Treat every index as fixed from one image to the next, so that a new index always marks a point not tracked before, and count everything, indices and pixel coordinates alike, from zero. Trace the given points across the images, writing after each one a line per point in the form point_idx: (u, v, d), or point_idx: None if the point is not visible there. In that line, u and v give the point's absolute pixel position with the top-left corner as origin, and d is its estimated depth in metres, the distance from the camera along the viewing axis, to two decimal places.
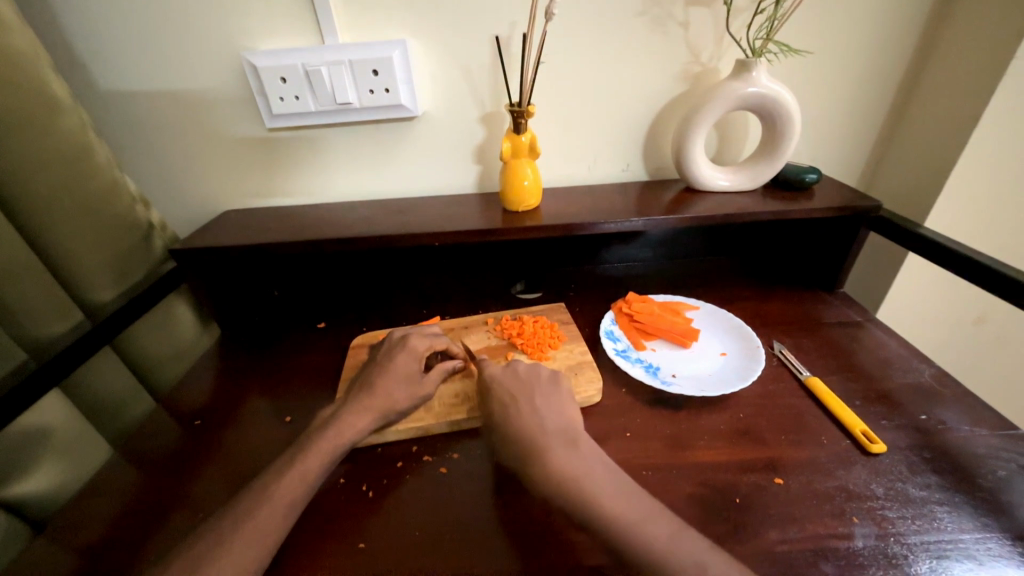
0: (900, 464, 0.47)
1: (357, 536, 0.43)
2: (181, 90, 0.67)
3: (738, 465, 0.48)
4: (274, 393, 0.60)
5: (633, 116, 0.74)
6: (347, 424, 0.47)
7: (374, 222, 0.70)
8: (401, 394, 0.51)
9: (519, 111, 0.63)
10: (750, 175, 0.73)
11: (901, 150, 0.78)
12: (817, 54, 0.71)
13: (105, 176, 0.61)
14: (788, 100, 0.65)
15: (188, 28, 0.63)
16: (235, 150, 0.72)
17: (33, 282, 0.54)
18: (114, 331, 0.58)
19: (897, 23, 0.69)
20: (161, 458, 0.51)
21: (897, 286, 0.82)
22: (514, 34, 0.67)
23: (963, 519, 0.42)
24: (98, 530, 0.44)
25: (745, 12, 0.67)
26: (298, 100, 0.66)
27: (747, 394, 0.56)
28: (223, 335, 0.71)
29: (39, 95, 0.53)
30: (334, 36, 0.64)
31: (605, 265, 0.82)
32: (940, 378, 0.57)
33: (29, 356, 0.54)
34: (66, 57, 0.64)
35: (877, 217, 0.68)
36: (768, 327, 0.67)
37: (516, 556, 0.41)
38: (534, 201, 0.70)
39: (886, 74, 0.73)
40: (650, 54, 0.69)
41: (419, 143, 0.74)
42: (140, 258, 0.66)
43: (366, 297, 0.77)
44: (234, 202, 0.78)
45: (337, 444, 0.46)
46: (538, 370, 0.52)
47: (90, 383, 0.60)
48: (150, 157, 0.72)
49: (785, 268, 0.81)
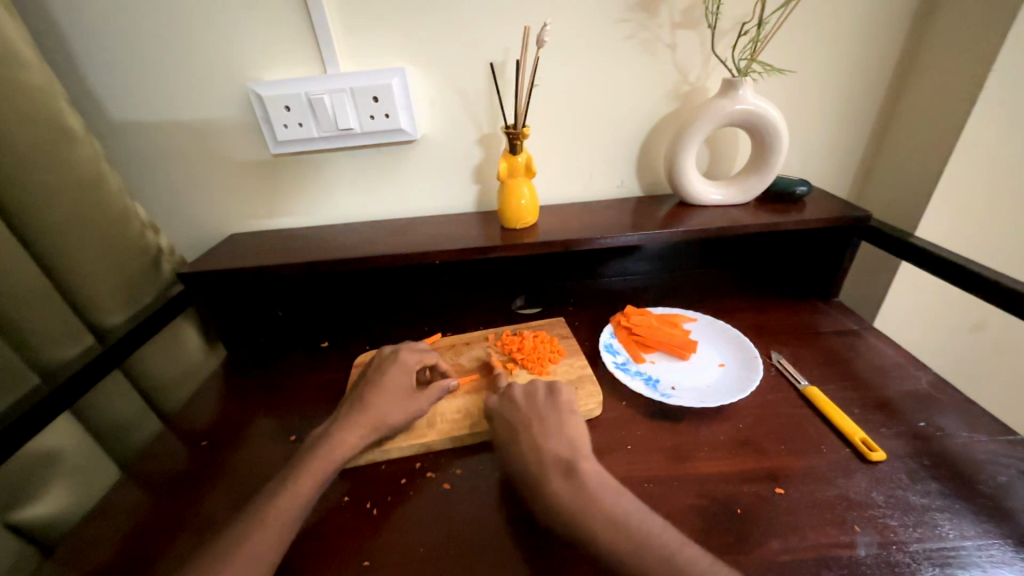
0: (900, 472, 0.47)
1: (362, 554, 0.43)
2: (191, 120, 0.70)
3: (738, 475, 0.48)
4: (279, 413, 0.60)
5: (626, 134, 0.77)
6: (339, 440, 0.48)
7: (376, 242, 0.72)
8: (394, 410, 0.52)
9: (514, 133, 0.65)
10: (742, 188, 0.75)
11: (888, 161, 0.80)
12: (801, 71, 0.74)
13: (116, 203, 0.63)
14: (775, 115, 0.68)
15: (196, 62, 0.66)
16: (241, 175, 0.75)
17: (47, 308, 0.56)
18: (123, 353, 0.60)
19: (877, 41, 0.72)
20: (168, 479, 0.52)
21: (892, 294, 0.83)
22: (508, 60, 0.69)
23: (965, 526, 0.42)
24: (105, 554, 0.44)
25: (729, 34, 0.70)
26: (302, 126, 0.69)
27: (746, 405, 0.57)
28: (229, 357, 0.72)
29: (56, 130, 0.56)
30: (335, 66, 0.67)
31: (603, 279, 0.83)
32: (938, 384, 0.58)
33: (40, 379, 0.56)
34: (81, 92, 0.67)
35: (867, 226, 0.69)
36: (765, 337, 0.68)
37: (520, 571, 0.41)
38: (531, 218, 0.71)
39: (870, 89, 0.76)
40: (640, 75, 0.72)
41: (419, 164, 0.76)
42: (149, 282, 0.68)
43: (369, 315, 0.79)
44: (240, 225, 0.80)
45: (331, 459, 0.47)
46: (548, 384, 0.54)
47: (99, 403, 0.61)
48: (158, 184, 0.75)
49: (781, 279, 0.82)
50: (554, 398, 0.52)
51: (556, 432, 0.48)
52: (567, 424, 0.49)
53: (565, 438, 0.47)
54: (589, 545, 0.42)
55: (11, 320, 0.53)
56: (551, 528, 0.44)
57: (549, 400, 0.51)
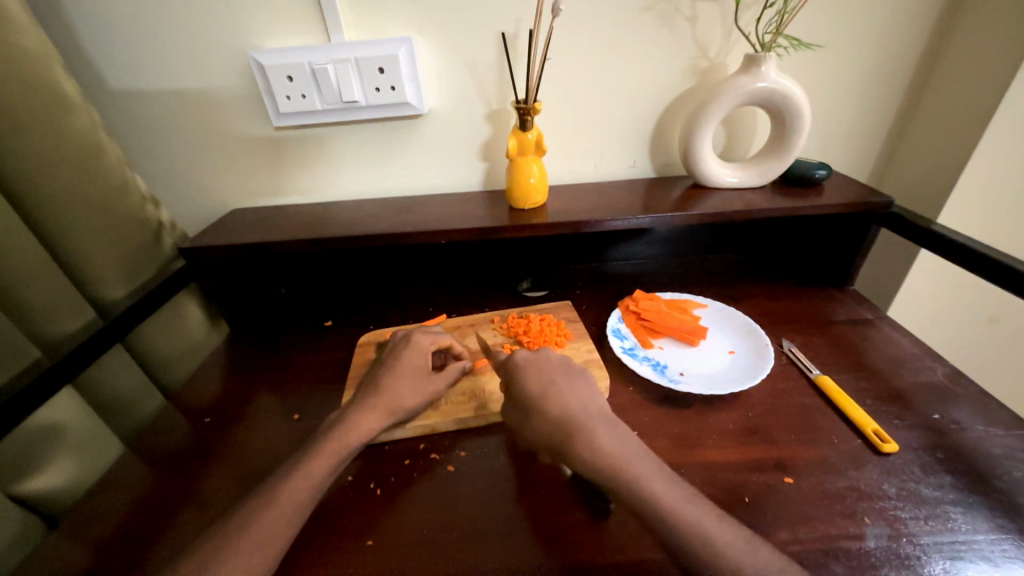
0: (912, 464, 0.46)
1: (366, 533, 0.43)
2: (190, 89, 0.67)
3: (747, 464, 0.47)
4: (282, 390, 0.60)
5: (640, 112, 0.74)
6: (354, 423, 0.48)
7: (380, 219, 0.70)
8: (409, 394, 0.51)
9: (525, 108, 0.63)
10: (760, 170, 0.72)
11: (913, 146, 0.77)
12: (828, 48, 0.70)
13: (115, 176, 0.62)
14: (798, 94, 0.64)
15: (194, 27, 0.63)
16: (243, 149, 0.73)
17: (48, 280, 0.55)
18: (125, 329, 0.59)
19: (911, 16, 0.68)
20: (171, 454, 0.52)
21: (908, 284, 0.81)
22: (520, 30, 0.66)
23: (978, 520, 0.41)
24: (112, 526, 0.45)
25: (754, 6, 0.66)
26: (304, 98, 0.66)
27: (756, 393, 0.56)
28: (232, 333, 0.72)
29: (51, 97, 0.54)
30: (339, 34, 0.64)
31: (611, 263, 0.81)
32: (953, 376, 0.57)
33: (42, 352, 0.55)
34: (76, 59, 0.64)
35: (888, 213, 0.67)
36: (777, 325, 0.66)
37: (524, 554, 0.41)
38: (539, 197, 0.69)
39: (899, 69, 0.72)
40: (658, 49, 0.69)
41: (425, 140, 0.74)
42: (151, 256, 0.68)
43: (373, 294, 0.77)
44: (242, 201, 0.78)
45: (347, 443, 0.46)
46: (564, 361, 0.52)
47: (101, 380, 0.60)
48: (159, 157, 0.73)
49: (794, 266, 0.80)
50: (574, 374, 0.50)
51: (573, 410, 0.46)
52: (579, 401, 0.47)
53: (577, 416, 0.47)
54: (595, 529, 0.42)
55: (12, 291, 0.51)
56: (555, 512, 0.44)
57: (572, 376, 0.50)
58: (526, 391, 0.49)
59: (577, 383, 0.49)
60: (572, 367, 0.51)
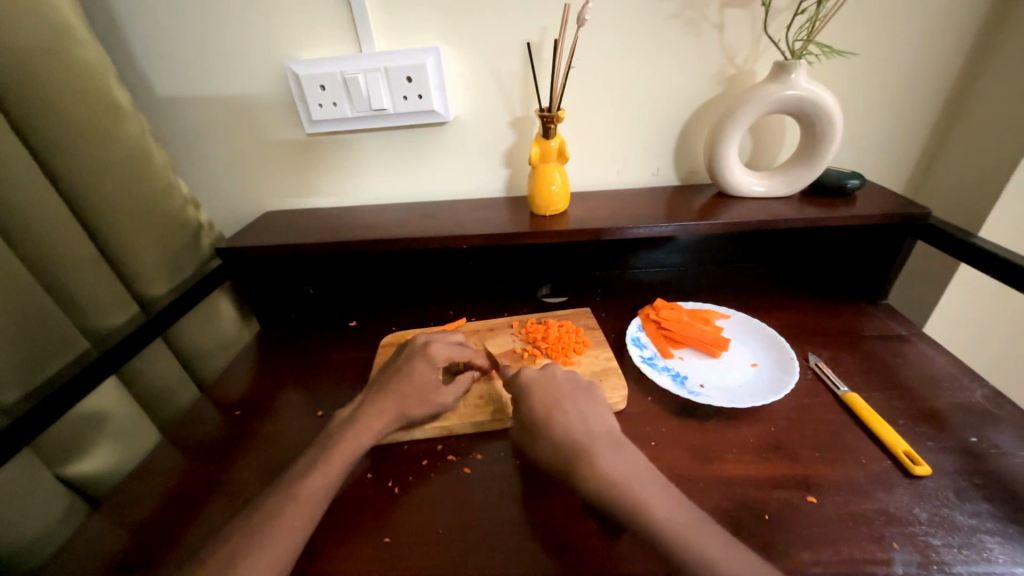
0: (946, 489, 0.44)
1: (383, 531, 0.44)
2: (231, 97, 0.71)
3: (769, 481, 0.46)
4: (307, 387, 0.62)
5: (665, 120, 0.73)
6: (365, 427, 0.49)
7: (405, 224, 0.72)
8: (417, 403, 0.52)
9: (549, 116, 0.63)
10: (787, 180, 0.70)
11: (953, 154, 0.73)
12: (863, 55, 0.68)
13: (161, 180, 0.66)
14: (829, 102, 0.63)
15: (236, 40, 0.67)
16: (277, 153, 0.76)
17: (98, 278, 0.58)
18: (164, 324, 0.63)
19: (953, 20, 0.65)
20: (204, 445, 0.55)
21: (947, 297, 0.77)
22: (545, 40, 0.67)
23: (1017, 551, 0.39)
24: (148, 511, 0.47)
25: (784, 13, 0.65)
26: (335, 106, 0.69)
27: (778, 407, 0.54)
28: (263, 330, 0.75)
29: (107, 106, 0.58)
30: (370, 44, 0.66)
31: (632, 270, 0.81)
32: (994, 398, 0.54)
33: (91, 345, 0.58)
34: (130, 70, 0.69)
35: (925, 224, 0.64)
36: (803, 338, 0.65)
37: (538, 561, 0.41)
38: (560, 204, 0.69)
39: (940, 76, 0.69)
40: (684, 57, 0.68)
41: (449, 146, 0.76)
42: (190, 255, 0.72)
43: (395, 296, 0.79)
44: (275, 204, 0.82)
45: (356, 445, 0.47)
46: (573, 378, 0.51)
47: (141, 370, 0.64)
48: (199, 160, 0.77)
49: (823, 278, 0.78)
50: (582, 393, 0.50)
51: (590, 426, 0.46)
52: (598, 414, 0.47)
53: (597, 424, 0.47)
54: (609, 541, 0.42)
55: (64, 286, 0.55)
56: (571, 520, 0.44)
57: (582, 391, 0.50)
58: (540, 406, 0.48)
59: (594, 399, 0.49)
60: (580, 387, 0.50)
